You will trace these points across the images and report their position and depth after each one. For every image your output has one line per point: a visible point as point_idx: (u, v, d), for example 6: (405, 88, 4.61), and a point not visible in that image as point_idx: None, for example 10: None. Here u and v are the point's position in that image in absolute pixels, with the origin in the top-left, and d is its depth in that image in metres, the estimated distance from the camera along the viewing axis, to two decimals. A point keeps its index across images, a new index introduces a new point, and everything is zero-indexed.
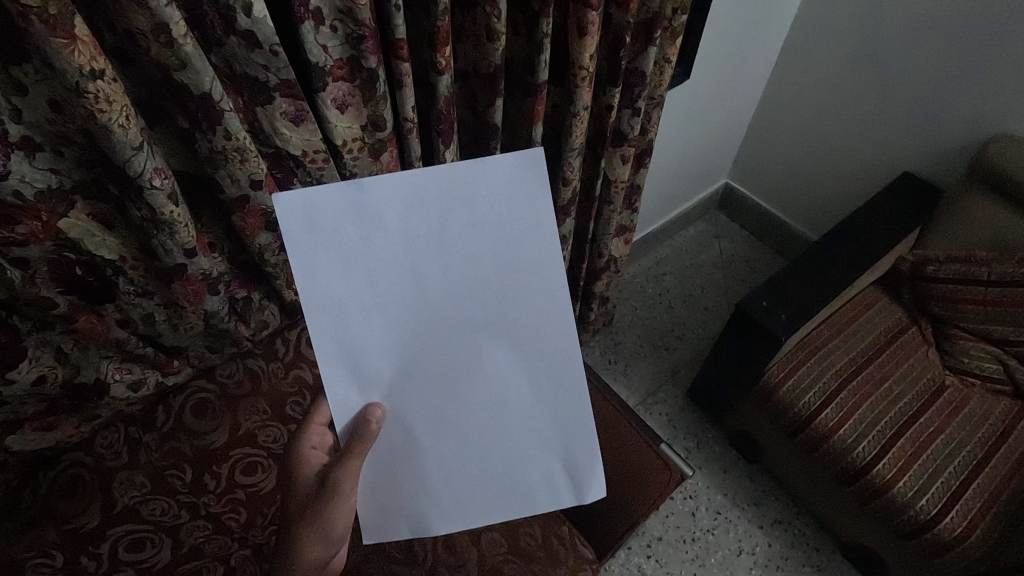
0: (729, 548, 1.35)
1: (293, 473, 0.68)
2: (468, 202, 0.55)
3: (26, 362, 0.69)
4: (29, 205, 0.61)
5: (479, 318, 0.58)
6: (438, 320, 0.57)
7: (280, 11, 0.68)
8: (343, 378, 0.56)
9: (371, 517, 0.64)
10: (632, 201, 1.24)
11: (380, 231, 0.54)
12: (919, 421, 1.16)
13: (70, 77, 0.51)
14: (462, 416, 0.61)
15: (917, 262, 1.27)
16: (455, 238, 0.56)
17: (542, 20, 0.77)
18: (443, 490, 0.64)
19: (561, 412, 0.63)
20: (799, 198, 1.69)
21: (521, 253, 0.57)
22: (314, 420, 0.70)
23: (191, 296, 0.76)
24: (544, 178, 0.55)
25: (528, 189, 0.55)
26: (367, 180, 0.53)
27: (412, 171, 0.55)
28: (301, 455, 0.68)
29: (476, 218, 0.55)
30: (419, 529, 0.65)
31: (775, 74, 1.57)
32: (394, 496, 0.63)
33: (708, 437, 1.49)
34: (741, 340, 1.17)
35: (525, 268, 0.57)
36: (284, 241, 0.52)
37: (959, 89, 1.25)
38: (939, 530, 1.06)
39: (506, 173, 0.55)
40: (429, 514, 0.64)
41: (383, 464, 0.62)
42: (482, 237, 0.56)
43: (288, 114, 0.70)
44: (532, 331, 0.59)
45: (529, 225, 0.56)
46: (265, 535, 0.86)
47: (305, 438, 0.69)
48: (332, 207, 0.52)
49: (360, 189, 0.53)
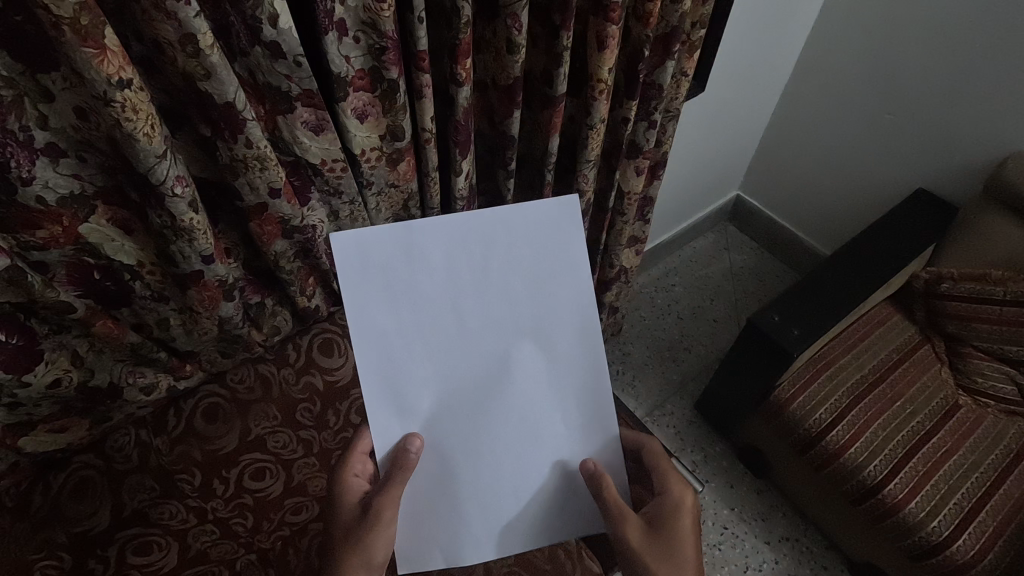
0: (736, 564, 1.33)
1: (337, 499, 0.68)
2: (508, 243, 0.59)
3: (42, 365, 0.69)
4: (51, 210, 0.61)
5: (517, 352, 0.61)
6: (477, 351, 0.60)
7: (304, 22, 0.69)
8: (385, 407, 0.59)
9: (407, 546, 0.65)
10: (645, 212, 1.23)
11: (428, 270, 0.58)
12: (932, 440, 1.15)
13: (98, 86, 0.51)
14: (494, 444, 0.63)
15: (931, 280, 1.25)
16: (496, 276, 0.60)
17: (562, 34, 0.77)
18: (478, 521, 0.65)
19: (587, 441, 0.65)
20: (810, 214, 1.68)
21: (556, 288, 0.61)
22: (359, 449, 0.71)
23: (207, 302, 0.76)
24: (575, 221, 0.60)
25: (561, 229, 0.60)
26: (416, 224, 0.57)
27: (455, 214, 0.59)
28: (344, 481, 0.69)
29: (516, 258, 0.60)
30: (453, 558, 0.66)
31: (788, 89, 1.57)
32: (429, 523, 0.65)
33: (716, 451, 1.48)
34: (754, 356, 1.16)
35: (558, 301, 0.61)
36: (339, 279, 0.56)
37: (976, 106, 1.24)
38: (951, 552, 1.05)
39: (542, 215, 0.60)
40: (462, 544, 0.65)
41: (418, 492, 0.64)
42: (520, 273, 0.60)
43: (308, 123, 0.70)
44: (563, 362, 0.62)
45: (564, 262, 0.61)
46: (271, 541, 0.84)
47: (349, 466, 0.70)
48: (384, 248, 0.57)
49: (410, 231, 0.57)
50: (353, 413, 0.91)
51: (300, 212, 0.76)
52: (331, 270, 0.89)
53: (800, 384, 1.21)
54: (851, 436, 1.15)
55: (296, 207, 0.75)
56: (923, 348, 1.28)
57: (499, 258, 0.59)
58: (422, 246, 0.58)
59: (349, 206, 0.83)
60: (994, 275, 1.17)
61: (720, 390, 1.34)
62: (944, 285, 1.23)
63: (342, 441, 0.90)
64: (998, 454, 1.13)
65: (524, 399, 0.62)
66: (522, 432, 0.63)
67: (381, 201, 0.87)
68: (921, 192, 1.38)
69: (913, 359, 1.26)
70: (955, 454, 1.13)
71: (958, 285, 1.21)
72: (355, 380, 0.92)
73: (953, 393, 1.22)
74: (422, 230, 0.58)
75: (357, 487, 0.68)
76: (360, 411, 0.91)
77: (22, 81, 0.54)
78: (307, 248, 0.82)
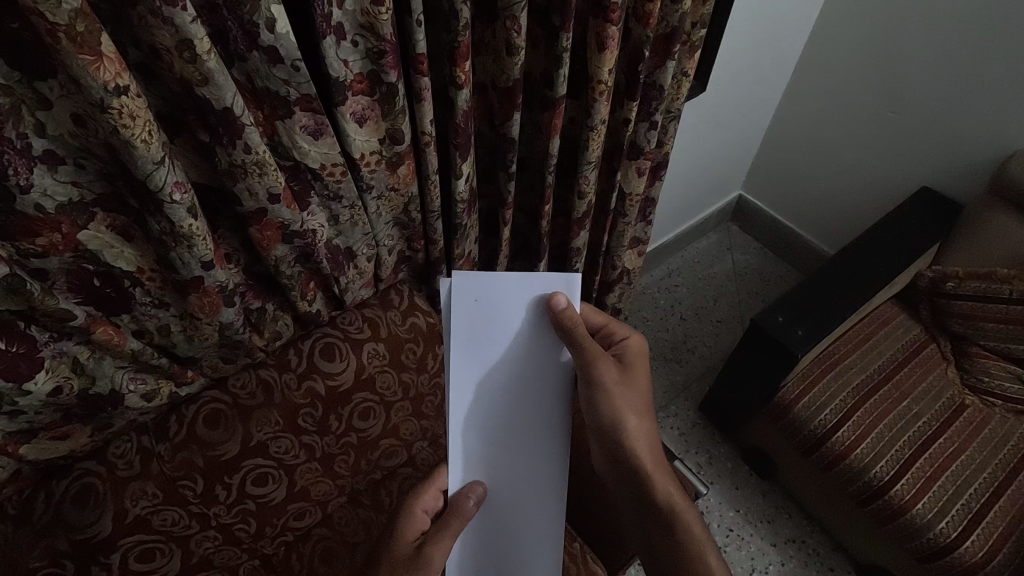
0: (742, 566, 1.32)
1: (396, 528, 0.72)
2: (487, 315, 0.68)
3: (43, 372, 0.68)
4: (50, 217, 0.61)
5: (496, 403, 0.70)
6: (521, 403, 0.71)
7: (302, 26, 0.68)
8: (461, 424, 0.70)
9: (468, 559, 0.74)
10: (646, 214, 1.22)
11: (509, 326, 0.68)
12: (937, 442, 1.14)
13: (94, 93, 0.51)
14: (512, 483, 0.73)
15: (937, 278, 1.24)
16: (480, 343, 0.68)
17: (562, 35, 0.77)
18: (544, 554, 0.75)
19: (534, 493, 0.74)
20: (814, 213, 1.67)
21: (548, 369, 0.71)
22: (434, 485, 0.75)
23: (206, 308, 0.76)
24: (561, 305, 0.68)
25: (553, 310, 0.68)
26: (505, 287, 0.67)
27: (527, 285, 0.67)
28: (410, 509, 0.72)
29: (548, 333, 0.69)
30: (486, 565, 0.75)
31: (790, 88, 1.56)
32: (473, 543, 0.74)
33: (720, 452, 1.47)
34: (757, 357, 1.16)
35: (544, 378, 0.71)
36: (455, 306, 0.67)
37: (981, 102, 1.24)
38: (960, 554, 1.04)
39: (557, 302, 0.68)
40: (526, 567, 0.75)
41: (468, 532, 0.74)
42: (526, 342, 0.69)
43: (307, 128, 0.70)
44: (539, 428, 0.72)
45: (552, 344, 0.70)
46: (274, 546, 0.90)
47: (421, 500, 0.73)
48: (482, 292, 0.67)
49: (500, 291, 0.67)
50: (355, 419, 0.92)
51: (299, 217, 0.76)
52: (331, 275, 0.88)
53: (804, 386, 1.20)
54: (856, 437, 1.14)
55: (295, 212, 0.75)
56: (929, 347, 1.27)
57: (476, 328, 0.68)
58: (509, 307, 0.68)
59: (349, 210, 0.83)
60: (1001, 273, 1.15)
61: (725, 392, 1.32)
62: (950, 284, 1.22)
63: (344, 445, 0.92)
64: (1004, 456, 1.12)
65: (458, 459, 0.71)
66: (588, 342, 0.68)
67: (381, 205, 0.87)
68: (925, 189, 1.37)
69: (918, 358, 1.25)
70: (963, 455, 1.12)
71: (965, 283, 1.20)
72: (356, 385, 0.92)
73: (959, 393, 1.21)
74: (475, 283, 0.67)
75: (420, 520, 0.72)
76: (362, 416, 0.93)
77: (18, 89, 0.54)
78: (307, 253, 0.82)
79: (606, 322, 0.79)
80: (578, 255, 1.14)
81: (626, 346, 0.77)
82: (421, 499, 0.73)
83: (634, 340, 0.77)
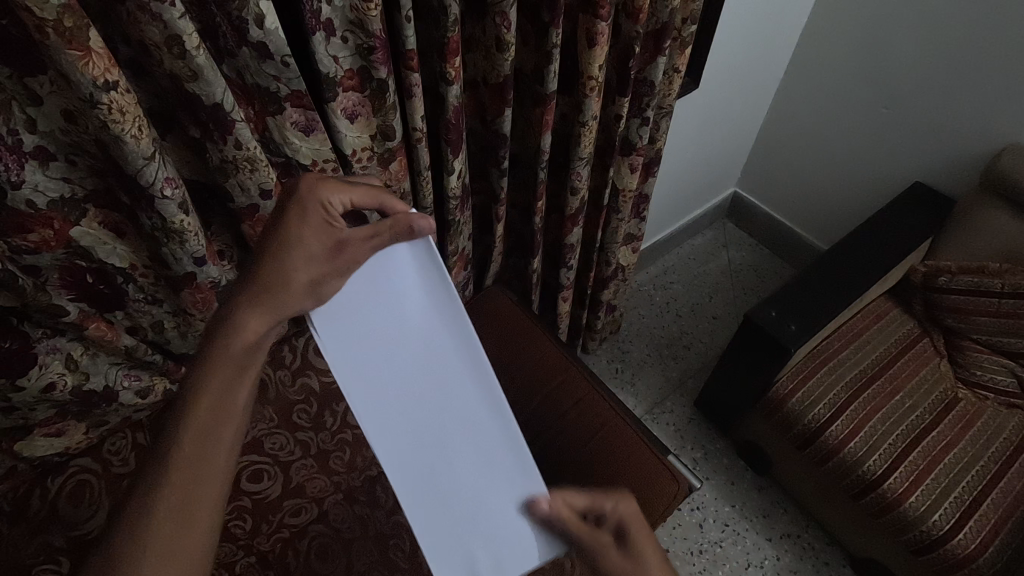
0: (738, 561, 1.33)
1: (303, 224, 0.60)
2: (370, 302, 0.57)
3: (35, 369, 0.69)
4: (41, 213, 0.61)
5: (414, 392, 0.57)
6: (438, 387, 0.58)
7: (293, 24, 0.69)
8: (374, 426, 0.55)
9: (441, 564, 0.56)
10: (640, 209, 1.23)
11: (399, 312, 0.57)
12: (930, 435, 1.14)
13: (84, 88, 0.52)
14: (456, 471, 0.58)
15: (929, 273, 1.25)
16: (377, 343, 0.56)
17: (551, 31, 0.77)
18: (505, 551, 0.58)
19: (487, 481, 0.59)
20: (808, 208, 1.68)
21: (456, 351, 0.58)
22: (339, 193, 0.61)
23: (200, 304, 0.76)
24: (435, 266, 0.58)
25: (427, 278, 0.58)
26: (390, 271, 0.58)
27: (403, 266, 0.59)
28: (322, 201, 0.61)
29: (440, 319, 0.58)
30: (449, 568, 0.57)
31: (784, 85, 1.57)
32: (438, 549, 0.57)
33: (716, 447, 1.48)
34: (750, 352, 1.16)
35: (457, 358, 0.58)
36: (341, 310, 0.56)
37: (975, 97, 1.24)
38: (951, 547, 1.04)
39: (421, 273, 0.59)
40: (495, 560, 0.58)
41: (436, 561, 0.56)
42: (424, 326, 0.58)
43: (298, 124, 0.70)
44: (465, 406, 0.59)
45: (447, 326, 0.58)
46: (271, 543, 0.85)
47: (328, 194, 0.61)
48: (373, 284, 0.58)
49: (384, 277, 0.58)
50: (350, 415, 0.92)
51: None
52: None
53: (798, 379, 1.20)
54: (850, 431, 1.15)
55: None
56: (922, 342, 1.27)
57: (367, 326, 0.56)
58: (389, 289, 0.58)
59: None
60: (991, 267, 1.17)
61: (720, 387, 1.32)
62: (942, 278, 1.23)
63: (340, 443, 0.90)
64: (995, 449, 1.13)
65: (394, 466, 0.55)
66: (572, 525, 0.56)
67: None
68: (917, 184, 1.37)
69: (911, 353, 1.25)
70: (955, 448, 1.13)
71: (957, 278, 1.21)
72: None
73: (952, 387, 1.21)
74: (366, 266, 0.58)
75: (325, 217, 0.61)
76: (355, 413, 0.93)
77: (9, 85, 0.54)
78: None
79: (592, 499, 0.56)
80: (573, 252, 1.14)
81: (624, 522, 0.55)
82: (334, 189, 0.61)
83: (626, 507, 0.56)
